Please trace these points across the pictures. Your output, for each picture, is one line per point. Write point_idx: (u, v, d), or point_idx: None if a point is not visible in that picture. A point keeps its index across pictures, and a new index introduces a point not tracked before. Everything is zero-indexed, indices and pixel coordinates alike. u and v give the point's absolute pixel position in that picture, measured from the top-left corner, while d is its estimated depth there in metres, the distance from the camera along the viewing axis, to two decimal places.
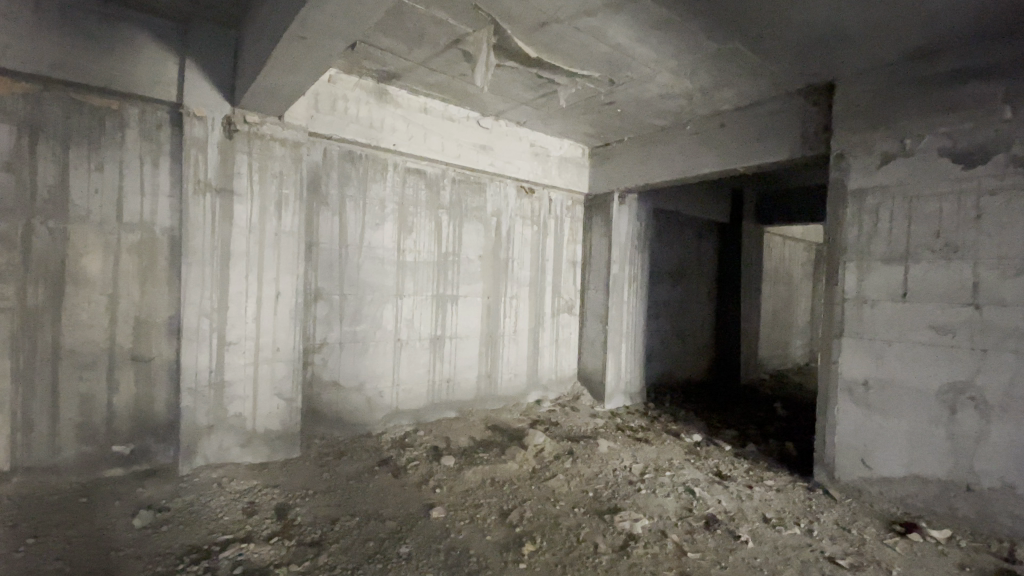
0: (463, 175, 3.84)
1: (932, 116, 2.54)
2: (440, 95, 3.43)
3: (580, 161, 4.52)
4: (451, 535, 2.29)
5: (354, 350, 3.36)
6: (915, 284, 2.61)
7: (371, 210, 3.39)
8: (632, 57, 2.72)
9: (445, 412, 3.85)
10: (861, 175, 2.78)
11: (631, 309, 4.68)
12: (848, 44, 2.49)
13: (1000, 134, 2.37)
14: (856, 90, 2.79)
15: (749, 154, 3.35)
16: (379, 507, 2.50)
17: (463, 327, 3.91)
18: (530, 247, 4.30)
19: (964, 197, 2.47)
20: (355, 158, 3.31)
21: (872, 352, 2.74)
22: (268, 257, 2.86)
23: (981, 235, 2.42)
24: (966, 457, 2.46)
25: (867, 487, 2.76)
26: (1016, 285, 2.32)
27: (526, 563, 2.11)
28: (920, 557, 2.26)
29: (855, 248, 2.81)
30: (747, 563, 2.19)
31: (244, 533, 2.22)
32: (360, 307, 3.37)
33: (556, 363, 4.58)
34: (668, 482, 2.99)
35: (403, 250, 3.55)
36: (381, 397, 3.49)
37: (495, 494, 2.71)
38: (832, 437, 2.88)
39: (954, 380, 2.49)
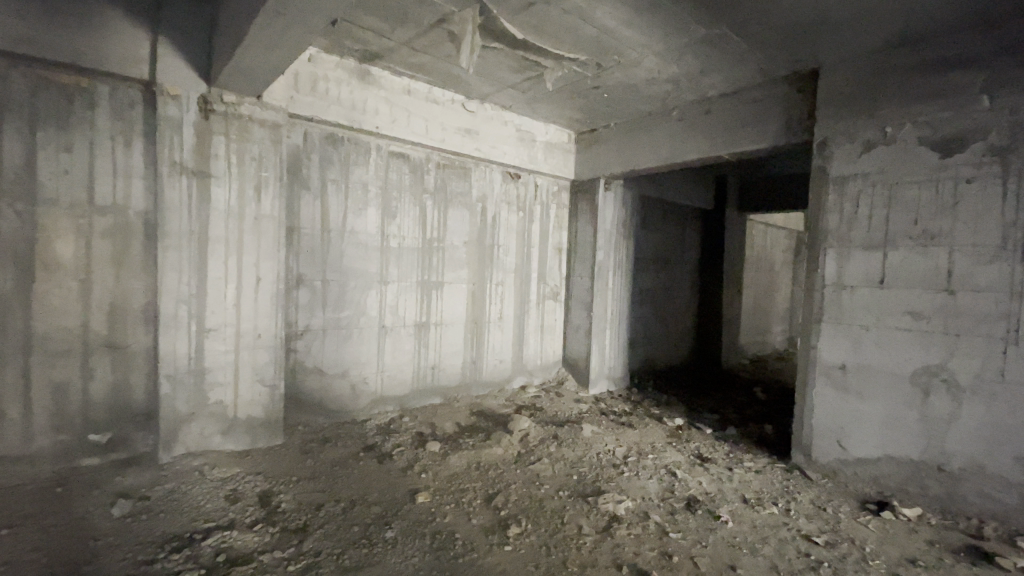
0: (448, 159, 3.80)
1: (912, 105, 2.59)
2: (424, 77, 3.36)
3: (566, 146, 4.50)
4: (437, 519, 2.30)
5: (337, 337, 3.32)
6: (892, 270, 2.67)
7: (354, 194, 3.33)
8: (619, 40, 2.70)
9: (431, 398, 3.85)
10: (842, 163, 2.83)
11: (616, 295, 4.72)
12: (832, 31, 2.50)
13: (977, 123, 2.42)
14: (839, 78, 2.82)
15: (733, 142, 3.37)
16: (365, 492, 2.51)
17: (448, 313, 3.89)
18: (515, 234, 4.28)
19: (941, 185, 2.53)
20: (337, 140, 3.24)
21: (849, 337, 2.82)
22: (248, 241, 2.80)
23: (956, 223, 2.48)
24: (936, 438, 2.55)
25: (842, 467, 2.86)
26: (988, 272, 2.39)
27: (511, 545, 2.14)
28: (891, 534, 2.35)
29: (835, 235, 2.87)
30: (726, 542, 2.25)
31: (227, 520, 2.21)
32: (344, 293, 3.33)
33: (541, 349, 4.61)
34: (650, 464, 3.05)
35: (387, 236, 3.50)
36: (365, 384, 3.48)
37: (481, 478, 2.73)
38: (810, 420, 2.97)
39: (927, 364, 2.57)
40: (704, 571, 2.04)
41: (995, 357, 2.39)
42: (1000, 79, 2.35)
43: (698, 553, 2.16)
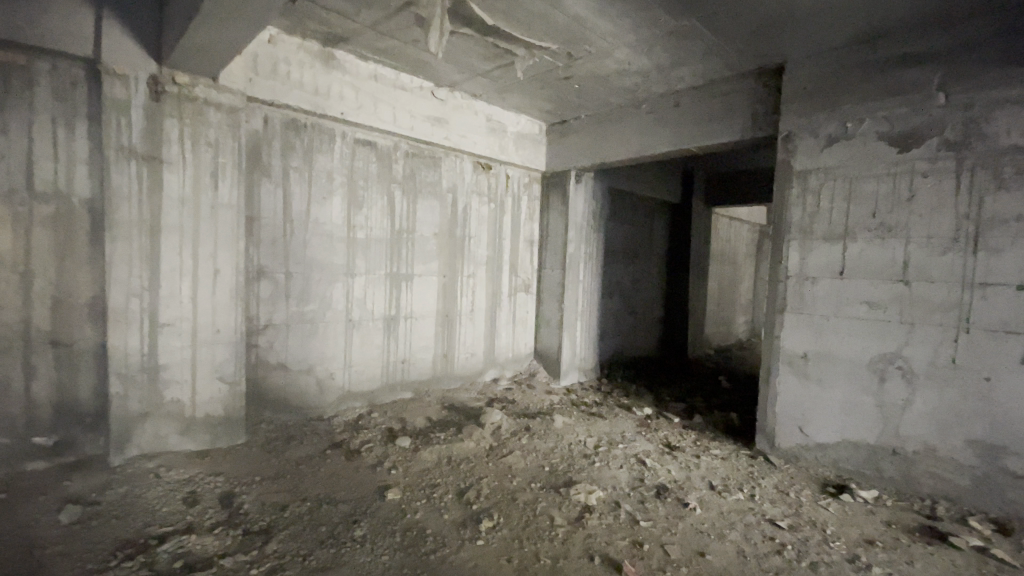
0: (418, 148, 3.70)
1: (872, 101, 2.66)
2: (391, 62, 3.26)
3: (537, 137, 4.46)
4: (407, 516, 2.26)
5: (302, 331, 3.21)
6: (851, 261, 2.76)
7: (318, 183, 3.21)
8: (591, 30, 2.67)
9: (401, 393, 3.78)
10: (806, 157, 2.90)
11: (587, 287, 4.73)
12: (799, 26, 2.55)
13: (933, 119, 2.50)
14: (804, 73, 2.88)
15: (701, 135, 3.41)
16: (333, 491, 2.43)
17: (418, 306, 3.82)
18: (486, 225, 4.23)
19: (898, 179, 2.61)
20: (299, 127, 3.11)
21: (811, 326, 2.90)
22: (204, 231, 2.66)
23: (911, 216, 2.57)
24: (891, 423, 2.66)
25: (803, 452, 2.95)
26: (941, 263, 2.49)
27: (484, 540, 2.11)
28: (851, 515, 2.44)
29: (798, 227, 2.94)
30: (695, 529, 2.29)
31: (185, 524, 2.10)
32: (308, 286, 3.22)
33: (513, 342, 4.58)
34: (620, 454, 3.07)
35: (354, 227, 3.40)
36: (332, 379, 3.38)
37: (453, 473, 2.69)
38: (773, 407, 3.06)
39: (884, 352, 2.67)
40: (674, 558, 2.06)
41: (947, 345, 2.49)
42: (954, 76, 2.43)
43: (668, 540, 2.18)
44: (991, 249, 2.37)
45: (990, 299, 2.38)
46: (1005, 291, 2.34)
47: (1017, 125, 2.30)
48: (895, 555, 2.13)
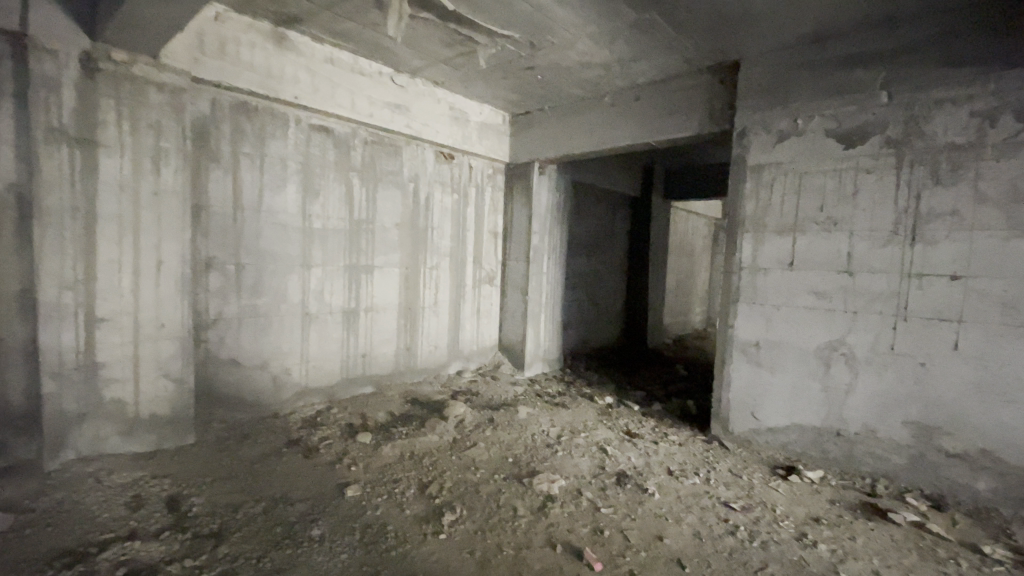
0: (377, 136, 3.60)
1: (821, 99, 2.77)
2: (348, 46, 3.14)
3: (500, 128, 4.42)
4: (368, 512, 2.21)
5: (255, 326, 3.08)
6: (800, 253, 2.87)
7: (271, 170, 3.07)
8: (553, 19, 2.65)
9: (361, 387, 3.69)
10: (760, 152, 3.00)
11: (550, 279, 4.75)
12: (755, 24, 2.61)
13: (876, 118, 2.63)
14: (759, 70, 2.97)
15: (661, 129, 3.46)
16: (289, 490, 2.35)
17: (379, 298, 3.73)
18: (449, 216, 4.17)
19: (844, 175, 2.73)
20: (251, 111, 2.96)
21: (762, 315, 3.02)
22: (146, 220, 2.50)
23: (855, 210, 2.70)
24: (836, 406, 2.81)
25: (755, 436, 3.09)
26: (882, 255, 2.63)
27: (446, 533, 2.09)
28: (799, 495, 2.56)
29: (752, 219, 3.04)
30: (653, 513, 2.35)
31: (128, 530, 1.98)
32: (261, 278, 3.08)
33: (477, 334, 4.56)
34: (582, 442, 3.12)
35: (309, 217, 3.28)
36: (288, 375, 3.27)
37: (415, 467, 2.66)
38: (728, 393, 3.18)
39: (829, 340, 2.81)
40: (633, 542, 2.10)
41: (886, 332, 2.64)
42: (897, 77, 2.56)
43: (628, 526, 2.22)
44: (928, 241, 2.51)
45: (926, 289, 2.52)
46: (940, 281, 2.49)
47: (952, 125, 2.44)
48: (839, 532, 2.24)
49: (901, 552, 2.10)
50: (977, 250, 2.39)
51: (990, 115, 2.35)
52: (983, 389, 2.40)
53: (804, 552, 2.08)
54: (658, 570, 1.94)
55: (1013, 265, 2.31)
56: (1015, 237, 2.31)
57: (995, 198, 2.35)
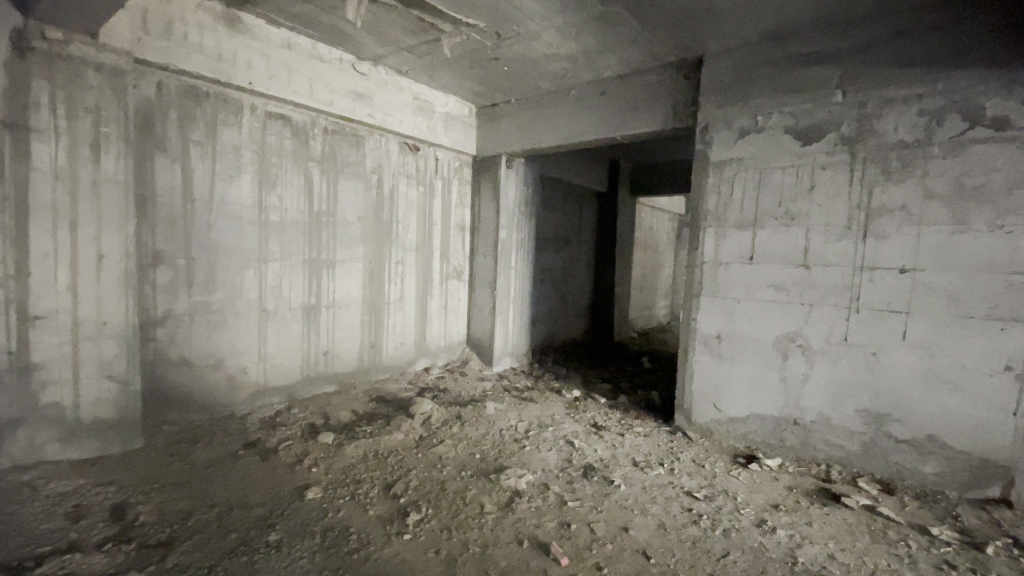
0: (338, 126, 3.48)
1: (780, 96, 2.84)
2: (306, 30, 3.02)
3: (467, 120, 4.35)
4: (329, 515, 2.14)
5: (207, 323, 2.94)
6: (760, 246, 2.95)
7: (224, 159, 2.93)
8: (518, 9, 2.61)
9: (324, 386, 3.58)
10: (721, 148, 3.05)
11: (518, 273, 4.72)
12: (716, 21, 2.65)
13: (831, 116, 2.71)
14: (720, 67, 3.02)
15: (626, 124, 3.48)
16: (246, 494, 2.26)
17: (342, 294, 3.62)
18: (415, 209, 4.08)
19: (801, 171, 2.81)
20: (200, 96, 2.80)
21: (724, 309, 3.09)
22: (85, 211, 2.33)
23: (811, 205, 2.78)
24: (793, 396, 2.90)
25: (717, 426, 3.16)
26: (837, 249, 2.72)
27: (411, 533, 2.05)
28: (759, 483, 2.64)
29: (713, 214, 3.10)
30: (620, 505, 2.36)
31: (68, 542, 1.85)
32: (214, 273, 2.94)
33: (444, 329, 4.49)
34: (550, 436, 3.12)
35: (266, 209, 3.14)
36: (245, 374, 3.14)
37: (379, 466, 2.59)
38: (691, 385, 3.25)
39: (787, 331, 2.89)
40: (600, 535, 2.11)
41: (840, 323, 2.73)
42: (851, 75, 2.64)
43: (594, 519, 2.23)
44: (879, 236, 2.61)
45: (877, 281, 2.63)
46: (890, 274, 2.59)
47: (902, 123, 2.53)
48: (796, 517, 2.32)
49: (855, 535, 2.18)
50: (924, 244, 2.50)
51: (937, 114, 2.45)
52: (929, 377, 2.52)
53: (763, 539, 2.14)
54: (624, 561, 1.96)
55: (956, 259, 2.43)
56: (958, 231, 2.42)
57: (940, 194, 2.46)
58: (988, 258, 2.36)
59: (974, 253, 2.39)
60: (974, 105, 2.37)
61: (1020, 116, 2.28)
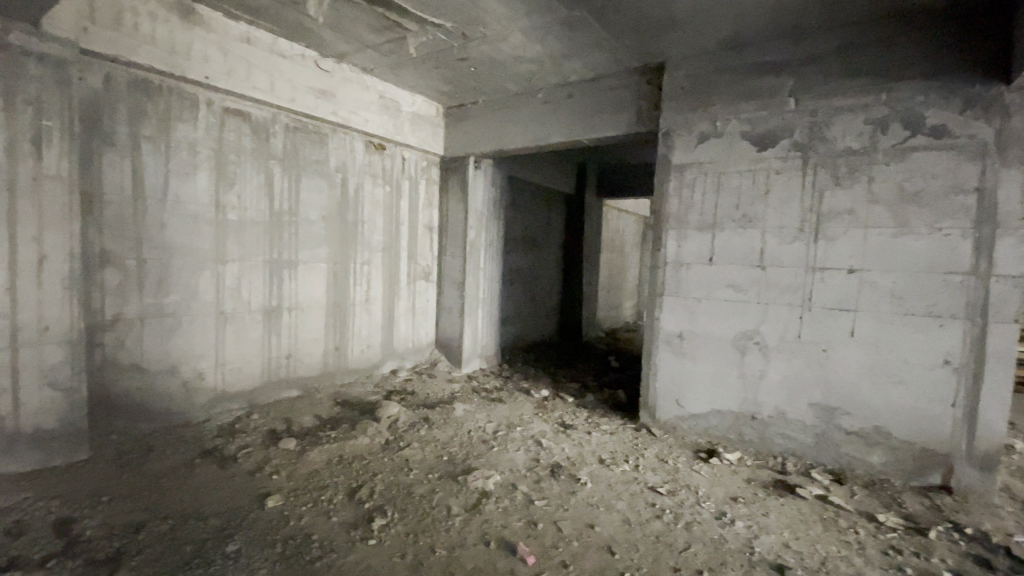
0: (300, 123, 3.40)
1: (737, 103, 2.95)
2: (266, 25, 2.93)
3: (434, 120, 4.32)
4: (291, 523, 2.08)
5: (160, 327, 2.82)
6: (719, 248, 3.04)
7: (178, 156, 2.81)
8: (484, 11, 2.62)
9: (286, 391, 3.49)
10: (682, 152, 3.14)
11: (486, 274, 4.71)
12: (676, 29, 2.72)
13: (784, 123, 2.82)
14: (682, 74, 3.10)
15: (591, 127, 3.53)
16: (202, 504, 2.17)
17: (305, 295, 3.54)
18: (381, 209, 4.02)
19: (757, 175, 2.92)
20: (152, 89, 2.69)
21: (685, 308, 3.17)
22: (24, 209, 2.19)
23: (767, 209, 2.89)
24: (751, 392, 3.01)
25: (680, 423, 3.25)
26: (790, 250, 2.84)
27: (376, 538, 2.02)
28: (719, 476, 2.72)
29: (675, 217, 3.18)
30: (586, 503, 2.40)
31: (5, 562, 1.74)
32: (168, 274, 2.82)
33: (412, 331, 4.44)
34: (518, 437, 3.13)
35: (224, 208, 3.04)
36: (202, 380, 3.02)
37: (344, 472, 2.54)
38: (654, 383, 3.32)
39: (745, 329, 3.00)
40: (567, 533, 2.13)
41: (794, 321, 2.85)
42: (803, 84, 2.76)
43: (560, 517, 2.25)
44: (829, 238, 2.74)
45: (828, 282, 2.75)
46: (839, 274, 2.72)
47: (850, 130, 2.66)
48: (753, 508, 2.40)
49: (808, 524, 2.28)
50: (870, 246, 2.64)
51: (882, 122, 2.59)
52: (876, 372, 2.66)
53: (723, 530, 2.21)
54: (589, 558, 1.98)
55: (899, 260, 2.57)
56: (901, 234, 2.57)
57: (885, 198, 2.60)
58: (927, 259, 2.51)
59: (915, 254, 2.54)
60: (915, 115, 2.51)
61: (956, 125, 2.43)
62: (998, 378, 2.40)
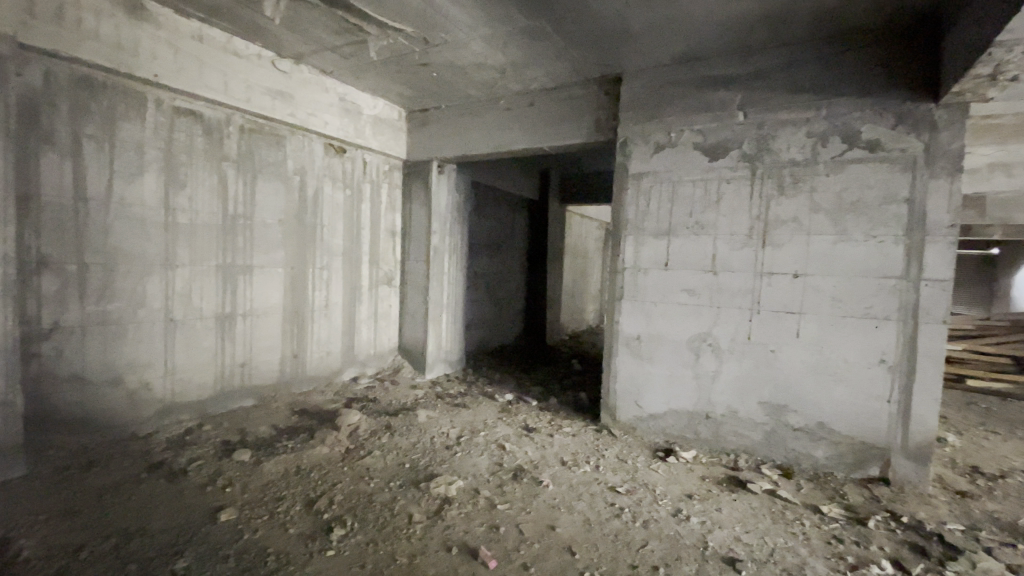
0: (256, 124, 3.31)
1: (690, 114, 3.07)
2: (220, 23, 2.85)
3: (396, 123, 4.28)
4: (245, 536, 2.02)
5: (103, 335, 2.68)
6: (674, 254, 3.15)
7: (124, 156, 2.69)
8: (445, 17, 2.63)
9: (240, 400, 3.37)
10: (639, 162, 3.24)
11: (450, 279, 4.70)
12: (633, 42, 2.82)
13: (734, 135, 2.96)
14: (638, 85, 3.21)
15: (552, 135, 3.60)
16: (150, 520, 2.08)
17: (260, 301, 3.43)
18: (341, 213, 3.96)
19: (709, 185, 3.04)
20: (97, 87, 2.56)
21: (643, 311, 3.27)
22: None
23: (718, 216, 3.02)
24: (705, 392, 3.12)
25: (639, 423, 3.34)
26: (740, 256, 2.97)
27: (334, 549, 1.98)
28: (676, 474, 2.81)
29: (633, 223, 3.28)
30: (547, 504, 2.43)
31: None
32: (112, 280, 2.69)
33: (374, 337, 4.38)
34: (481, 441, 3.13)
35: (174, 211, 2.92)
36: (149, 390, 2.89)
37: (301, 482, 2.48)
38: (614, 384, 3.41)
39: (698, 332, 3.11)
40: (528, 535, 2.15)
41: (744, 324, 2.99)
42: (751, 98, 2.90)
43: (522, 520, 2.27)
44: (775, 244, 2.88)
45: (775, 285, 2.90)
46: (785, 279, 2.87)
47: (794, 143, 2.82)
48: (707, 504, 2.49)
49: (758, 518, 2.38)
50: (813, 252, 2.79)
51: (823, 136, 2.75)
52: (819, 371, 2.81)
53: (679, 527, 2.28)
54: (550, 560, 2.01)
55: (839, 265, 2.74)
56: (840, 241, 2.73)
57: (825, 207, 2.76)
58: (865, 264, 2.68)
59: (853, 259, 2.70)
60: (852, 130, 2.69)
61: (889, 140, 2.60)
62: (928, 375, 2.58)
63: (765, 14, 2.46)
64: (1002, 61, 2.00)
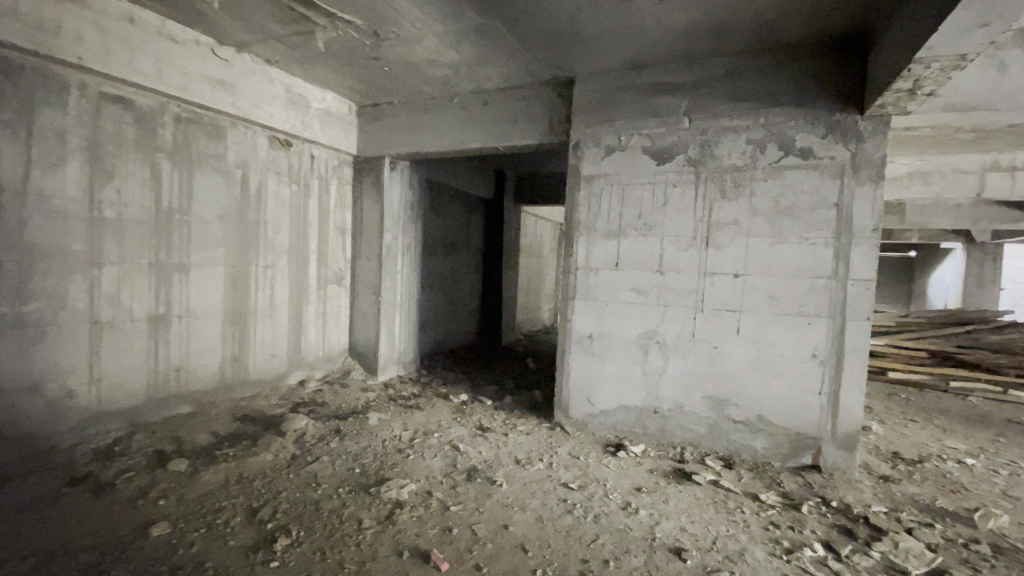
0: (194, 114, 3.13)
1: (639, 119, 3.16)
2: (154, 6, 2.68)
3: (346, 118, 4.16)
4: (181, 551, 1.91)
5: (16, 340, 2.45)
6: (624, 254, 3.24)
7: (42, 145, 2.47)
8: (398, 12, 2.58)
9: (176, 407, 3.17)
10: (591, 164, 3.30)
11: (403, 278, 4.61)
12: (585, 46, 2.87)
13: (680, 140, 3.07)
14: (590, 89, 3.28)
15: (506, 135, 3.61)
16: (72, 538, 1.92)
17: (198, 302, 3.25)
18: (288, 210, 3.80)
19: (657, 187, 3.14)
20: (10, 68, 2.34)
21: (594, 310, 3.34)
22: None
23: (665, 218, 3.13)
24: (653, 388, 3.22)
25: (590, 419, 3.40)
26: (685, 256, 3.09)
27: (279, 560, 1.90)
28: (626, 469, 2.88)
29: (585, 224, 3.34)
30: (501, 503, 2.43)
31: None
32: (27, 279, 2.46)
33: (322, 338, 4.24)
34: (434, 443, 3.10)
35: (99, 204, 2.71)
36: (72, 399, 2.67)
37: (243, 492, 2.36)
38: (567, 382, 3.46)
39: (647, 329, 3.21)
40: (481, 535, 2.15)
41: (689, 322, 3.10)
42: (696, 105, 3.02)
43: (475, 520, 2.27)
44: (717, 245, 3.02)
45: (717, 285, 3.03)
46: (727, 278, 3.00)
47: (735, 149, 2.96)
48: (655, 497, 2.57)
49: (702, 508, 2.48)
50: (752, 253, 2.94)
51: (761, 143, 2.90)
52: (757, 366, 2.97)
53: (629, 520, 2.34)
54: (502, 558, 2.01)
55: (776, 265, 2.89)
56: (777, 242, 2.89)
57: (763, 211, 2.91)
58: (798, 265, 2.85)
59: (788, 260, 2.87)
60: (787, 138, 2.85)
61: (820, 148, 2.78)
62: (854, 368, 2.78)
63: (709, 25, 2.57)
64: (919, 77, 2.18)
